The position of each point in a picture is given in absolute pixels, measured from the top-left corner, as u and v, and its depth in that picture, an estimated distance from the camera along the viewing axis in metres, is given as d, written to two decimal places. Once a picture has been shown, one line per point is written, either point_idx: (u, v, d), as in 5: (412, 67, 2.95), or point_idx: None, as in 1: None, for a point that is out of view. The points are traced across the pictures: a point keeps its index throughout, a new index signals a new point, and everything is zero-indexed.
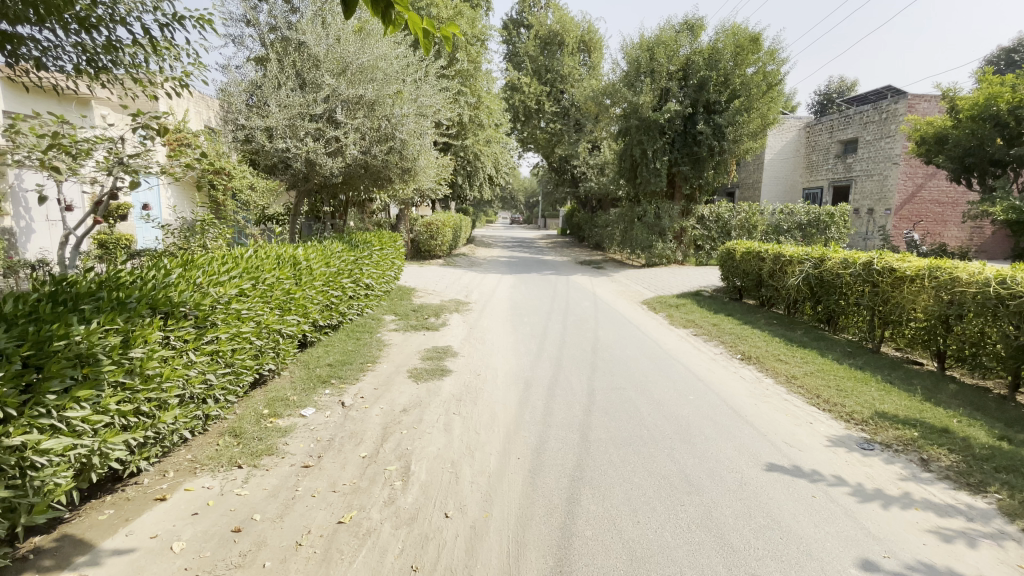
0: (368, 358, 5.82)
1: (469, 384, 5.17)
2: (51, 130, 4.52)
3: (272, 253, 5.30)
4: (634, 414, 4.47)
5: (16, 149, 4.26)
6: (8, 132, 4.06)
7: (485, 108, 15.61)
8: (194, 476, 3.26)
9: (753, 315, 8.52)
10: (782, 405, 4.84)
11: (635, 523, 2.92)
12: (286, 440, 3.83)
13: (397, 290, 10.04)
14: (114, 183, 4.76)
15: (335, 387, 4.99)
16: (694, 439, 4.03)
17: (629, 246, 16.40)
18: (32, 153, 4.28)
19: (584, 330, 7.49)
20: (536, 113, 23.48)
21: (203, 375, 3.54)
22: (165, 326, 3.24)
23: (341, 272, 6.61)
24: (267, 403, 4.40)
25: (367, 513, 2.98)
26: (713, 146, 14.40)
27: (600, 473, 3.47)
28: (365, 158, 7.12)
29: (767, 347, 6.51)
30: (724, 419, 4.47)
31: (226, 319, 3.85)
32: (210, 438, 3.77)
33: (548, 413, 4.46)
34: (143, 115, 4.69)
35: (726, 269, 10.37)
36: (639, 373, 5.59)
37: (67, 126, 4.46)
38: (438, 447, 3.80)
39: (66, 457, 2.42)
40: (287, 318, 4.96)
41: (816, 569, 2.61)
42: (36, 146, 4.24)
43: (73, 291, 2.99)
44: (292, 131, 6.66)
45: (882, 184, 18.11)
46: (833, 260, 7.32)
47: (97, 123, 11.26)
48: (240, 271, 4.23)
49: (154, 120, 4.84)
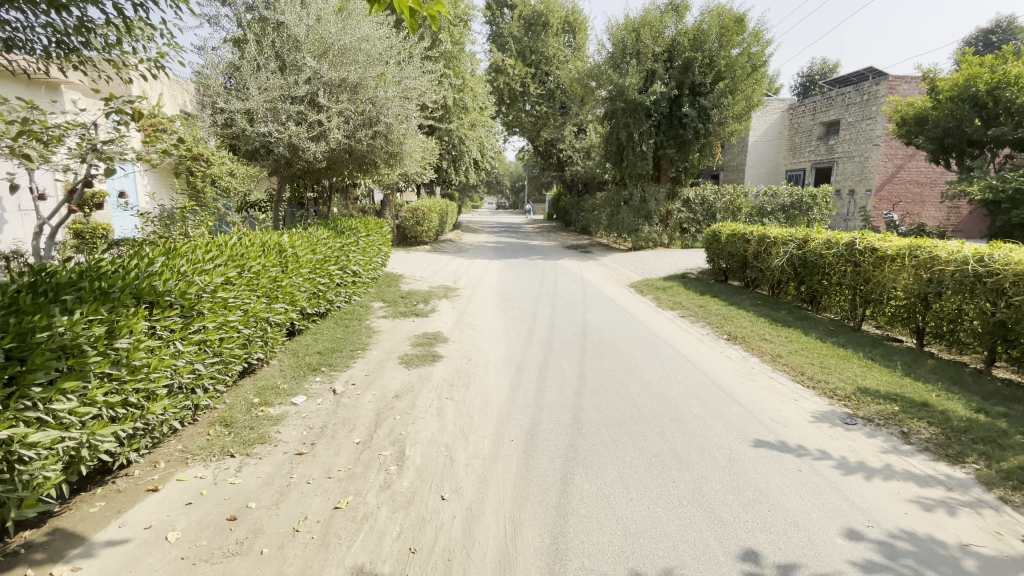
0: (358, 345, 5.79)
1: (461, 369, 5.18)
2: (20, 115, 4.35)
3: (257, 240, 5.22)
4: (625, 395, 4.52)
5: None
6: None
7: (469, 90, 15.40)
8: (186, 466, 3.24)
9: (738, 297, 8.64)
10: (768, 382, 4.96)
11: (629, 501, 2.98)
12: (279, 429, 3.81)
13: (384, 278, 9.95)
14: (88, 171, 4.60)
15: (325, 374, 4.97)
16: (683, 418, 4.10)
17: (616, 230, 16.42)
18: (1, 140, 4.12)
19: (573, 314, 7.52)
20: (522, 95, 23.18)
21: (191, 364, 3.50)
22: (150, 316, 3.18)
23: (328, 259, 6.55)
24: (257, 391, 4.37)
25: (363, 498, 2.99)
26: (699, 128, 14.43)
27: (593, 453, 3.51)
28: (350, 142, 6.92)
29: (752, 327, 6.63)
30: (712, 397, 4.56)
31: (214, 309, 3.79)
32: (200, 428, 3.73)
33: (540, 395, 4.50)
34: (117, 99, 4.55)
35: (711, 251, 10.45)
36: (628, 355, 5.65)
37: (37, 111, 4.31)
38: (432, 432, 3.81)
39: (55, 450, 2.38)
40: (274, 306, 4.89)
41: (803, 539, 2.70)
42: (5, 133, 4.08)
43: (54, 281, 2.90)
44: (274, 114, 6.50)
45: (863, 165, 18.35)
46: (817, 241, 7.41)
47: (67, 108, 10.88)
48: (225, 259, 4.16)
49: (128, 104, 4.67)
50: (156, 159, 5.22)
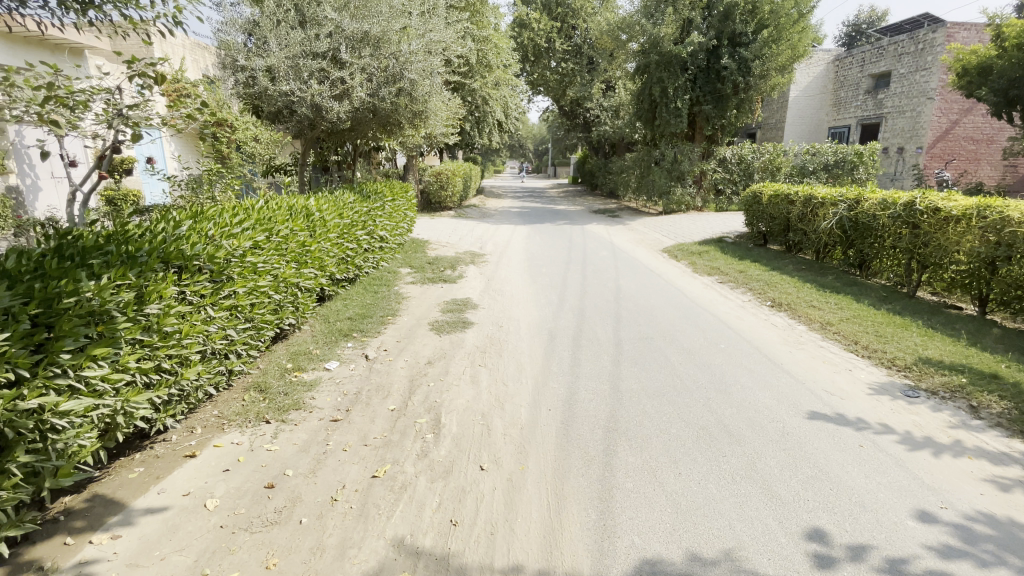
0: (388, 311, 5.70)
1: (493, 337, 5.02)
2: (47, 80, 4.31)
3: (283, 204, 5.09)
4: (666, 364, 4.31)
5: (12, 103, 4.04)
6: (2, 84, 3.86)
7: (493, 47, 14.74)
8: (222, 432, 3.24)
9: (780, 261, 8.20)
10: (818, 352, 4.69)
11: (678, 475, 2.81)
12: (314, 394, 3.76)
13: (410, 243, 9.79)
14: (115, 137, 4.57)
15: (357, 340, 4.90)
16: (730, 388, 3.88)
17: (646, 193, 15.81)
18: (28, 108, 4.05)
19: (605, 280, 7.25)
20: (547, 52, 22.18)
21: (223, 330, 3.45)
22: (179, 281, 3.10)
23: (355, 224, 6.40)
24: (290, 357, 4.34)
25: (401, 466, 2.91)
26: (738, 82, 13.55)
27: (636, 424, 3.34)
28: (374, 101, 6.62)
29: (798, 293, 6.27)
30: (759, 366, 4.33)
31: (245, 273, 3.70)
32: (235, 393, 3.71)
33: (576, 363, 4.33)
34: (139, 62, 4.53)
35: (751, 213, 9.91)
36: (666, 322, 5.41)
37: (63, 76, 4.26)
38: (466, 400, 3.68)
39: (88, 418, 2.36)
40: (304, 272, 4.80)
41: (871, 521, 2.53)
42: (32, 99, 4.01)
43: (80, 244, 2.80)
44: (295, 71, 6.21)
45: (915, 120, 17.11)
46: (870, 201, 6.89)
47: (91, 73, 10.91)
48: (252, 222, 4.03)
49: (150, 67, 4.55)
50: (179, 124, 5.12)
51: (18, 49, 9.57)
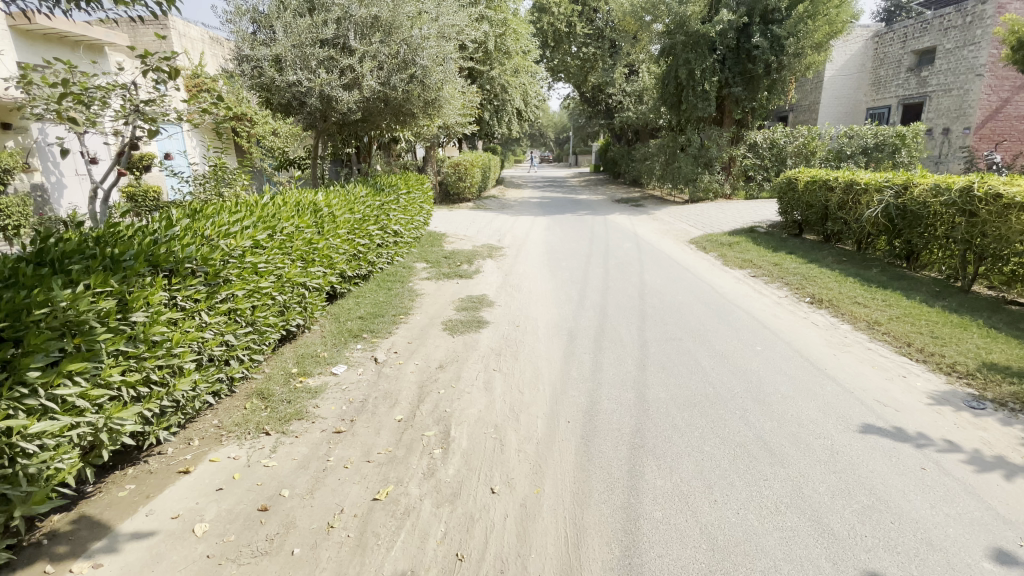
0: (401, 310, 5.47)
1: (509, 338, 4.73)
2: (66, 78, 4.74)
3: (290, 199, 4.89)
4: (696, 369, 3.97)
5: (34, 101, 4.54)
6: (22, 82, 4.37)
7: (512, 32, 14.33)
8: (220, 445, 3.06)
9: (818, 253, 7.67)
10: (866, 356, 4.27)
11: (713, 503, 2.50)
12: (318, 403, 3.55)
13: (427, 237, 9.56)
14: (133, 133, 4.83)
15: (367, 341, 4.68)
16: (768, 398, 3.52)
17: (671, 180, 15.21)
18: (48, 105, 4.59)
19: (628, 274, 6.88)
20: (568, 37, 21.57)
21: (221, 336, 3.26)
22: (170, 286, 2.91)
23: (367, 219, 6.17)
24: (296, 360, 4.15)
25: (405, 488, 2.66)
26: (771, 62, 12.82)
27: (664, 441, 3.02)
28: (385, 90, 6.34)
29: (840, 288, 5.80)
30: (800, 372, 3.95)
31: (244, 275, 3.51)
32: (237, 401, 3.54)
33: (597, 368, 4.02)
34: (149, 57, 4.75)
35: (786, 201, 9.33)
36: (695, 322, 5.03)
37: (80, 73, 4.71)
38: (478, 410, 3.42)
39: (65, 438, 2.21)
40: (311, 270, 4.59)
41: (941, 563, 2.18)
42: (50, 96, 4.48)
43: (61, 249, 2.63)
44: (303, 61, 5.98)
45: (961, 99, 16.03)
46: (920, 187, 6.32)
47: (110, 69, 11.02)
48: (254, 220, 3.83)
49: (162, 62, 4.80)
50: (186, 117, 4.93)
51: (37, 47, 9.76)
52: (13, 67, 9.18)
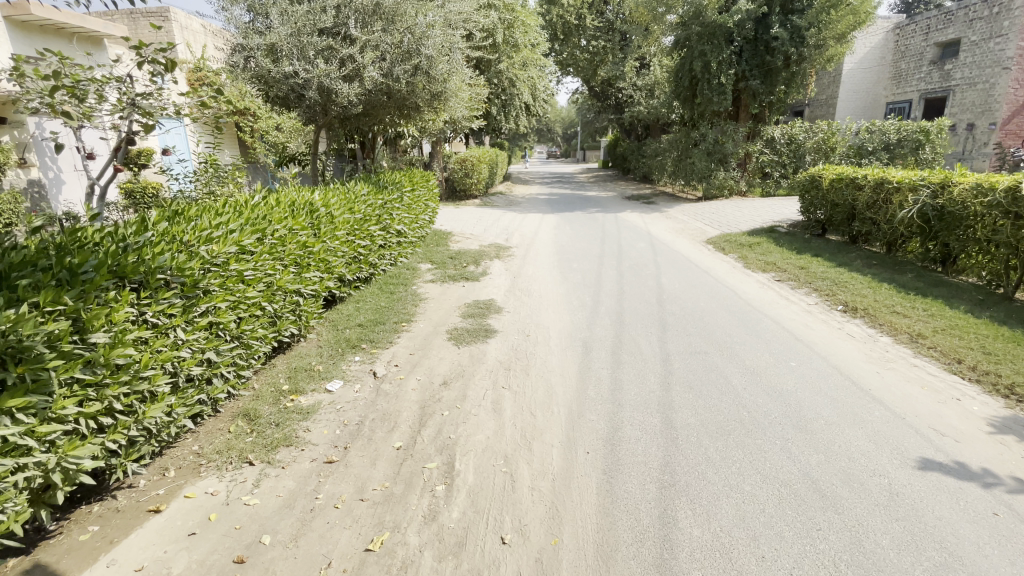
0: (403, 317, 5.13)
1: (519, 349, 4.38)
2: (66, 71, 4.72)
3: (284, 199, 4.55)
4: (726, 389, 3.60)
5: (27, 95, 4.46)
6: (16, 76, 4.27)
7: (520, 24, 13.92)
8: (197, 478, 2.74)
9: (844, 255, 7.24)
10: (913, 374, 3.87)
11: (760, 561, 2.14)
12: (309, 426, 3.21)
13: (432, 236, 9.20)
14: (130, 127, 4.85)
15: (366, 352, 4.33)
16: (811, 425, 3.15)
17: (684, 177, 14.76)
18: (42, 98, 4.43)
19: (643, 278, 6.49)
20: (577, 30, 21.05)
21: (201, 355, 2.94)
22: (139, 300, 2.60)
23: (369, 219, 5.82)
24: (289, 375, 3.82)
25: (402, 535, 2.33)
26: (790, 54, 12.32)
27: (697, 478, 2.67)
28: (387, 82, 5.97)
29: (875, 295, 5.39)
30: (843, 393, 3.56)
31: (228, 284, 3.18)
32: (221, 423, 3.22)
33: (617, 386, 3.66)
34: (147, 48, 4.62)
35: (809, 200, 8.89)
36: (721, 332, 4.64)
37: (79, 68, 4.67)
38: (486, 436, 3.07)
39: (8, 483, 1.94)
40: (307, 276, 4.25)
41: None
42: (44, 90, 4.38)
43: (12, 260, 2.33)
44: (300, 50, 5.62)
45: (987, 93, 15.44)
46: (960, 186, 5.89)
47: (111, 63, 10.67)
48: (239, 223, 3.50)
49: (160, 54, 4.76)
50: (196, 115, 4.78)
51: (36, 39, 9.36)
52: (8, 61, 8.91)
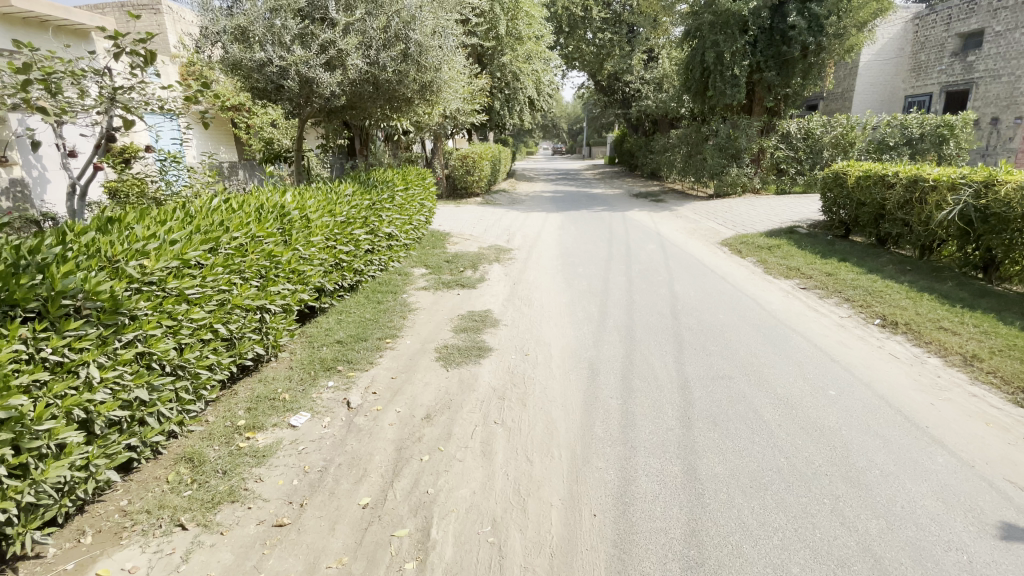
0: (388, 331, 4.60)
1: (516, 372, 3.84)
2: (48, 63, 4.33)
3: (251, 202, 4.03)
4: (757, 426, 3.06)
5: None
6: None
7: (524, 15, 13.34)
8: (116, 547, 2.24)
9: (873, 259, 6.66)
10: (976, 407, 3.30)
11: None
12: (261, 475, 2.70)
13: (428, 237, 8.67)
14: (108, 123, 4.41)
15: (341, 375, 3.80)
16: (863, 478, 2.61)
17: (695, 174, 14.14)
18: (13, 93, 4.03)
19: (655, 285, 5.93)
20: (583, 22, 20.37)
21: (126, 395, 2.45)
22: (36, 335, 2.11)
23: (353, 221, 5.29)
24: (250, 406, 3.31)
25: None
26: (808, 43, 11.67)
27: (729, 555, 2.15)
28: (373, 71, 5.44)
29: (915, 307, 4.82)
30: (896, 433, 3.01)
31: (164, 306, 2.69)
32: (160, 470, 2.73)
33: (628, 422, 3.12)
34: (125, 38, 4.17)
35: (831, 198, 8.29)
36: (747, 353, 4.08)
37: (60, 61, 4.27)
38: (471, 492, 2.55)
39: None
40: (275, 290, 3.73)
41: None
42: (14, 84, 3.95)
43: None
44: (274, 35, 5.11)
45: (1012, 86, 14.72)
46: (1007, 184, 5.30)
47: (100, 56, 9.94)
48: (185, 233, 3.00)
49: (140, 45, 4.31)
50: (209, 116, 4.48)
51: (13, 30, 8.63)
52: None
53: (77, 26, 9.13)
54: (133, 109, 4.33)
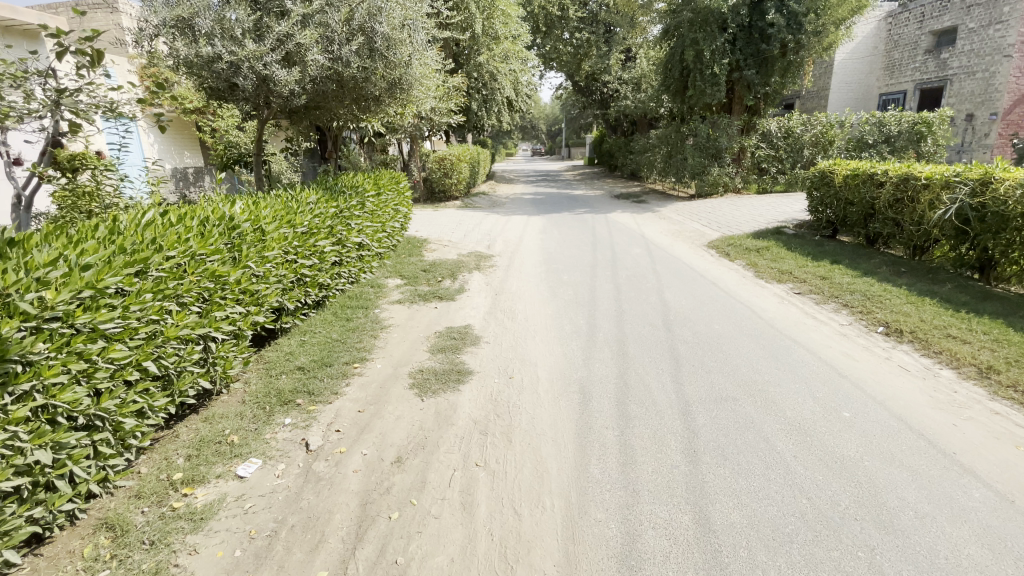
0: (358, 354, 4.14)
1: (500, 399, 3.46)
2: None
3: (194, 214, 3.56)
4: (770, 458, 2.73)
5: None
6: None
7: (500, 13, 13.00)
8: None
9: (865, 261, 6.47)
10: (1003, 428, 3.02)
11: None
12: (197, 546, 2.24)
13: (404, 244, 8.21)
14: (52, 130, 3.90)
15: (301, 410, 3.34)
16: (896, 522, 2.29)
17: (676, 174, 13.94)
18: None
19: (644, 293, 5.61)
20: (560, 21, 20.10)
21: (20, 459, 1.99)
22: None
23: (318, 231, 4.83)
24: (190, 453, 2.84)
25: None
26: (787, 41, 11.58)
27: None
28: (336, 67, 5.00)
29: (919, 313, 4.58)
30: (922, 462, 2.71)
31: (71, 346, 2.22)
32: (75, 541, 2.26)
33: (627, 458, 2.76)
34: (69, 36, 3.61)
35: (818, 198, 8.11)
36: (749, 369, 3.77)
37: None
38: (448, 559, 2.15)
39: None
40: (222, 315, 3.27)
41: None
42: None
43: None
44: (224, 28, 4.63)
45: (986, 82, 14.89)
46: (1003, 182, 5.13)
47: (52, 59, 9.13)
48: (103, 256, 2.55)
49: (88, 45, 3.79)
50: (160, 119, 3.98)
51: None
52: None
53: (25, 27, 8.32)
54: (82, 112, 3.85)
